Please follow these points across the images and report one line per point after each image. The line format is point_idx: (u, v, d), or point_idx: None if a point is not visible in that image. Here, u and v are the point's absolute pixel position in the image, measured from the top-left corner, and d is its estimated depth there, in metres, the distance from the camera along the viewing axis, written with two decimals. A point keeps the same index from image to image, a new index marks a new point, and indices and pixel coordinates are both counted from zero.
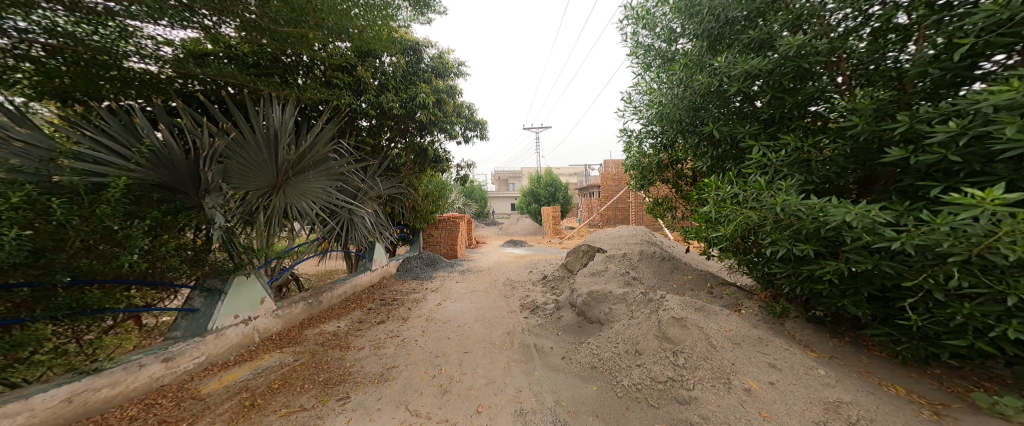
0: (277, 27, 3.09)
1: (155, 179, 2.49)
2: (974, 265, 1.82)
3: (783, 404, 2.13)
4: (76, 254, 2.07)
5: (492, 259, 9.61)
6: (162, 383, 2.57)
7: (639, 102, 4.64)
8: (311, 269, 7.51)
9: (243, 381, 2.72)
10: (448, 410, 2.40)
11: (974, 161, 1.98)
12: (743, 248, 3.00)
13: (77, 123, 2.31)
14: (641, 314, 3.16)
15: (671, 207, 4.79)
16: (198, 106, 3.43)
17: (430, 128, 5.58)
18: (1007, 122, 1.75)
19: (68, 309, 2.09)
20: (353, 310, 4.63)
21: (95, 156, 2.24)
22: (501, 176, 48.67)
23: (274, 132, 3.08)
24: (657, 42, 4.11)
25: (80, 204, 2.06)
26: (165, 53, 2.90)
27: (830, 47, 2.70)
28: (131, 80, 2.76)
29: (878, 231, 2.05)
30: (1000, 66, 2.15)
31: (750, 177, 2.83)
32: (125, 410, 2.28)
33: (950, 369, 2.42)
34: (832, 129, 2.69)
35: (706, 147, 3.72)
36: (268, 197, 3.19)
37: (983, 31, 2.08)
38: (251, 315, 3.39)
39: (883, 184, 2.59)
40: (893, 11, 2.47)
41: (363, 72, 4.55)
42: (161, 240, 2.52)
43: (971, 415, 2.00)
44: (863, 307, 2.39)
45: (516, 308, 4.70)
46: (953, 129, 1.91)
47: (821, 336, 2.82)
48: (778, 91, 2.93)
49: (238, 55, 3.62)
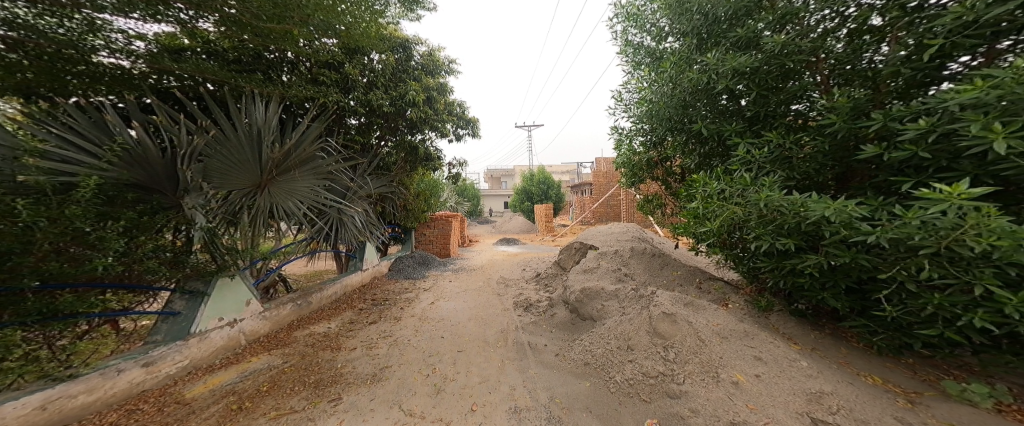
0: (259, 24, 3.01)
1: (130, 179, 2.43)
2: (943, 257, 1.86)
3: (768, 396, 2.16)
4: (45, 257, 2.00)
5: (485, 257, 9.61)
6: (143, 389, 2.50)
7: (629, 100, 4.66)
8: (300, 270, 7.41)
9: (231, 385, 2.66)
10: (442, 410, 2.38)
11: (942, 157, 2.02)
12: (730, 244, 3.03)
13: (43, 121, 2.23)
14: (632, 311, 3.18)
15: (661, 204, 4.83)
16: (175, 103, 3.35)
17: (420, 126, 5.53)
18: (971, 119, 1.79)
19: (39, 315, 2.03)
20: (344, 310, 4.59)
21: (62, 155, 2.18)
22: (495, 174, 48.50)
23: (256, 129, 3.01)
24: (646, 40, 4.14)
25: (48, 205, 2.00)
26: (137, 47, 2.81)
27: (812, 46, 2.74)
28: (101, 75, 2.68)
29: (854, 225, 2.09)
30: (966, 66, 2.20)
31: (736, 174, 2.87)
32: (103, 417, 2.21)
33: (923, 358, 2.49)
34: (813, 127, 2.74)
35: (694, 145, 3.75)
36: (253, 197, 3.12)
37: (951, 33, 2.14)
38: (236, 317, 3.32)
39: (860, 181, 2.64)
40: (869, 13, 2.51)
41: (352, 70, 4.47)
42: (138, 241, 2.43)
43: (943, 403, 2.05)
44: (841, 299, 2.45)
45: (508, 306, 4.70)
46: (922, 127, 1.95)
47: (804, 328, 2.87)
48: (763, 89, 2.98)
49: (217, 51, 3.54)
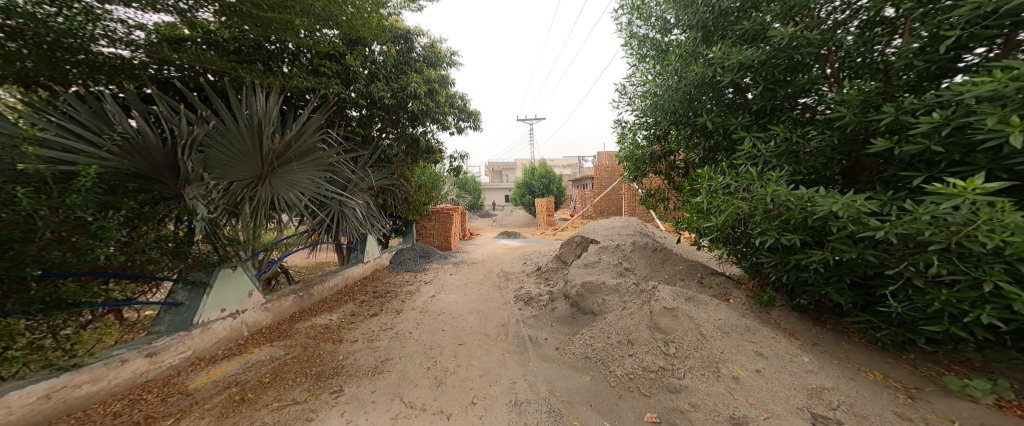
0: (260, 13, 2.97)
1: (130, 169, 2.41)
2: (953, 253, 1.84)
3: (769, 391, 2.15)
4: (47, 246, 1.99)
5: (485, 250, 9.56)
6: (147, 379, 2.51)
7: (633, 94, 4.60)
8: (301, 262, 7.44)
9: (233, 375, 2.67)
10: (443, 402, 2.39)
11: (955, 151, 1.98)
12: (733, 238, 2.99)
13: (42, 109, 2.21)
14: (633, 305, 3.16)
15: (663, 198, 4.79)
16: (175, 93, 3.30)
17: (422, 118, 5.45)
18: (988, 112, 1.75)
19: (42, 304, 2.03)
20: (346, 302, 4.60)
21: (61, 143, 2.16)
22: (496, 168, 48.36)
23: (257, 120, 2.99)
24: (652, 32, 4.06)
25: (48, 193, 1.98)
26: (137, 37, 2.74)
27: (821, 38, 2.69)
28: (100, 65, 2.61)
29: (862, 220, 2.06)
30: (981, 58, 2.16)
31: (741, 169, 2.83)
32: (107, 407, 2.22)
33: (923, 354, 2.49)
34: (821, 121, 2.68)
35: (698, 139, 3.70)
36: (253, 188, 3.10)
37: (968, 24, 2.08)
38: (239, 309, 3.32)
39: (868, 175, 2.60)
40: (881, 4, 2.45)
41: (352, 61, 4.40)
42: (140, 231, 2.42)
43: (942, 398, 2.05)
44: (845, 294, 2.42)
45: (509, 300, 4.70)
46: (936, 120, 1.90)
47: (805, 324, 2.87)
48: (770, 83, 2.93)
49: (217, 41, 3.41)
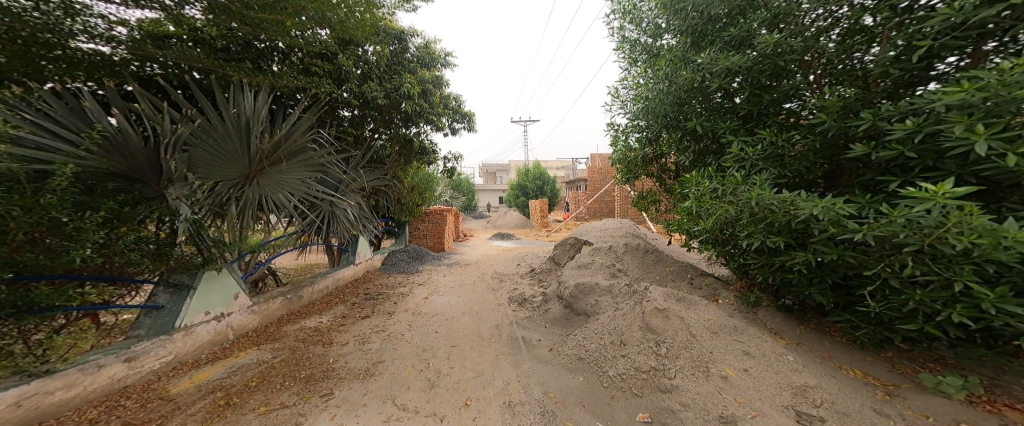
0: (249, 12, 2.93)
1: (109, 168, 2.35)
2: (925, 254, 1.85)
3: (756, 390, 2.16)
4: (20, 248, 1.93)
5: (480, 252, 9.53)
6: (126, 384, 2.44)
7: (625, 97, 4.63)
8: (291, 263, 7.34)
9: (218, 379, 2.61)
10: (436, 404, 2.36)
11: (928, 157, 2.02)
12: (722, 240, 3.00)
13: (16, 106, 2.14)
14: (626, 306, 3.16)
15: (655, 200, 4.80)
16: (159, 91, 3.25)
17: (416, 119, 5.41)
18: (955, 120, 1.78)
19: (13, 307, 1.95)
20: (336, 304, 4.55)
21: (37, 141, 2.10)
22: (490, 170, 48.28)
23: (244, 119, 2.93)
24: (643, 37, 4.09)
25: (21, 193, 1.91)
26: (118, 33, 2.66)
27: (804, 45, 2.72)
28: (78, 61, 2.54)
29: (843, 223, 2.08)
30: (953, 67, 2.20)
31: (728, 172, 2.86)
32: (83, 413, 2.16)
33: (901, 351, 2.53)
34: (804, 125, 2.71)
35: (689, 141, 3.72)
36: (241, 188, 3.04)
37: (939, 34, 2.13)
38: (223, 311, 3.26)
39: (848, 178, 2.65)
40: (860, 13, 2.51)
41: (345, 61, 4.37)
42: (118, 232, 2.36)
43: (919, 394, 2.08)
44: (828, 295, 2.45)
45: (502, 301, 4.67)
46: (909, 127, 1.94)
47: (790, 323, 2.90)
48: (756, 88, 2.97)
49: (204, 39, 3.32)
